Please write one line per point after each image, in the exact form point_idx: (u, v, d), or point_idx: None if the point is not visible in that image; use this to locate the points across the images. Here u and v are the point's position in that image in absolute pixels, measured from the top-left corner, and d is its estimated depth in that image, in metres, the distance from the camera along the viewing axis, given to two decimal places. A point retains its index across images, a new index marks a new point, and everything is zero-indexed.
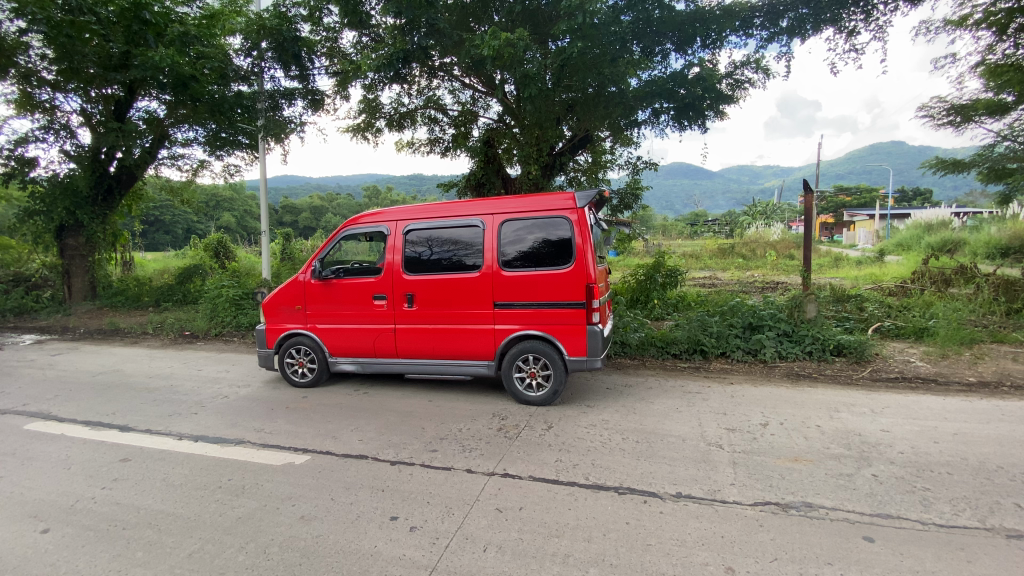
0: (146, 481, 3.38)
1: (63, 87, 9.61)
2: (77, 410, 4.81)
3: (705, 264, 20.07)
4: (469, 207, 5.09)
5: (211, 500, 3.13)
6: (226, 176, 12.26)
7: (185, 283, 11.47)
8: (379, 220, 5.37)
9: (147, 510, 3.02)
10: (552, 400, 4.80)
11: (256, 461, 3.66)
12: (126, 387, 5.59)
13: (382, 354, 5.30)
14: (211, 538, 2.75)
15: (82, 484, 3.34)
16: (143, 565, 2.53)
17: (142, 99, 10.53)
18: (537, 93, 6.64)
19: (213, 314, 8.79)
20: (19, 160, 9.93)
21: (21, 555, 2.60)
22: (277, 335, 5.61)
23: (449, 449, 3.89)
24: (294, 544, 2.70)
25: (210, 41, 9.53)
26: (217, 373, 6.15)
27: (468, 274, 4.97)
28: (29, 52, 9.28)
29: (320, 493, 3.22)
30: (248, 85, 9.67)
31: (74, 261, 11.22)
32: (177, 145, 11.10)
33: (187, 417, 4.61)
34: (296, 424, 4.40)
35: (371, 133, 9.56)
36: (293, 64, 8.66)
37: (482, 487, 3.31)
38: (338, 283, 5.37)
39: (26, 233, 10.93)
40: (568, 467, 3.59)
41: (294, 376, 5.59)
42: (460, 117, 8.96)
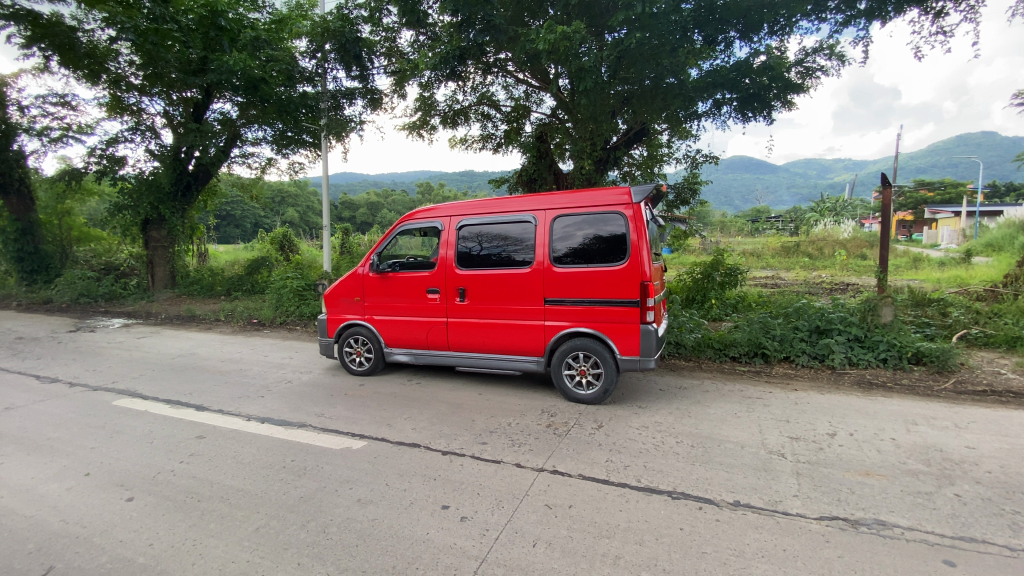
0: (217, 457, 3.62)
1: (149, 92, 10.44)
2: (159, 388, 5.23)
3: (766, 263, 19.12)
4: (520, 202, 5.08)
5: (274, 479, 3.30)
6: (291, 174, 12.94)
7: (253, 273, 12.18)
8: (433, 215, 5.47)
9: (219, 485, 3.23)
10: (602, 399, 4.72)
11: (316, 444, 3.83)
12: (201, 368, 6.02)
13: (434, 346, 5.40)
14: (276, 515, 2.90)
15: (163, 457, 3.62)
16: (215, 536, 2.70)
17: (217, 100, 11.23)
18: (592, 87, 6.52)
19: (278, 303, 9.29)
20: (110, 159, 10.96)
21: (109, 521, 2.85)
22: (336, 325, 5.85)
23: (499, 442, 3.91)
24: (351, 526, 2.80)
25: (278, 45, 10.00)
26: (281, 360, 6.50)
27: (518, 270, 4.97)
28: (118, 58, 10.16)
29: (375, 478, 3.33)
30: (312, 86, 10.11)
31: (157, 252, 12.19)
32: (248, 144, 11.80)
33: (254, 399, 4.90)
34: (352, 411, 4.57)
35: (426, 130, 9.71)
36: (354, 64, 9.05)
37: (531, 483, 3.30)
38: (393, 277, 5.53)
39: (116, 226, 11.92)
40: (619, 468, 3.52)
41: (352, 365, 5.81)
42: (513, 112, 8.94)
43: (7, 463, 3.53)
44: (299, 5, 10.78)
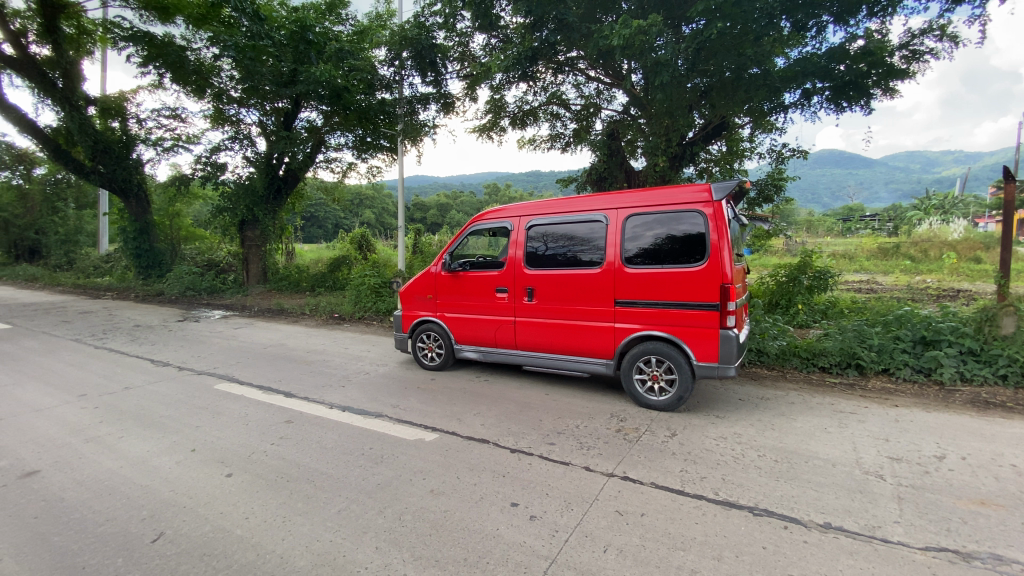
0: (303, 441, 3.88)
1: (246, 103, 11.39)
2: (253, 375, 5.69)
3: (859, 266, 17.55)
4: (591, 202, 5.01)
5: (354, 465, 3.48)
6: (369, 177, 13.62)
7: (334, 271, 12.96)
8: (502, 215, 5.53)
9: (305, 467, 3.46)
10: (675, 406, 4.53)
11: (392, 434, 4.00)
12: (289, 358, 6.49)
13: (503, 345, 5.45)
14: (355, 499, 3.06)
15: (258, 438, 3.94)
16: (302, 515, 2.89)
17: (304, 109, 12.02)
18: (669, 82, 6.29)
19: (356, 299, 9.82)
20: (213, 165, 12.11)
21: (212, 493, 3.14)
22: (410, 321, 6.07)
23: (567, 444, 3.87)
24: (424, 515, 2.88)
25: (359, 55, 10.50)
26: (360, 352, 6.86)
27: (587, 271, 4.91)
28: (221, 74, 11.24)
29: (447, 471, 3.41)
30: (390, 93, 10.52)
31: (252, 250, 13.29)
32: (331, 149, 12.56)
33: (336, 388, 5.21)
34: (425, 404, 4.72)
35: (497, 132, 9.83)
36: (429, 69, 9.35)
37: (601, 487, 3.23)
38: (463, 276, 5.65)
39: (218, 226, 13.16)
40: (695, 479, 3.36)
41: (424, 360, 6.01)
42: (584, 110, 8.83)
43: (129, 436, 3.99)
44: (379, 15, 11.29)
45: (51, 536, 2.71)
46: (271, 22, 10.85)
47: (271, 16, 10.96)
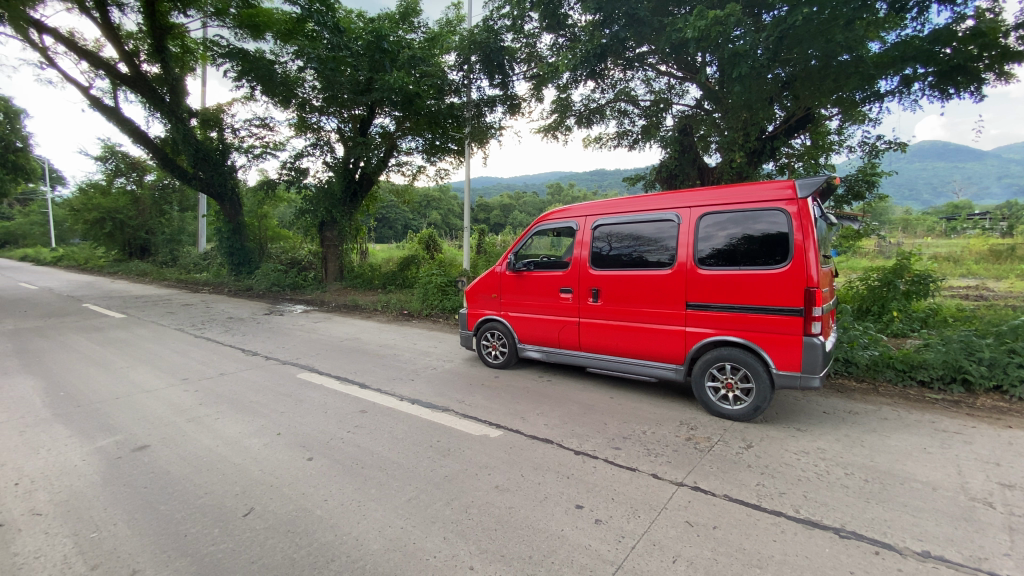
0: (375, 431, 4.07)
1: (326, 112, 12.14)
2: (330, 366, 6.05)
3: (966, 271, 15.77)
4: (662, 201, 4.86)
5: (423, 456, 3.60)
6: (437, 179, 14.04)
7: (404, 269, 13.50)
8: (568, 215, 5.50)
9: (377, 455, 3.63)
10: (751, 417, 4.29)
11: (458, 429, 4.10)
12: (363, 351, 6.84)
13: (567, 346, 5.41)
14: (424, 489, 3.16)
15: (335, 426, 4.18)
16: (375, 500, 3.03)
17: (379, 116, 12.60)
18: (748, 74, 5.98)
19: (424, 297, 10.16)
20: (297, 171, 13.06)
21: (295, 475, 3.37)
22: (475, 319, 6.18)
23: (634, 449, 3.78)
24: (490, 510, 2.93)
25: (430, 61, 10.84)
26: (427, 348, 7.10)
27: (656, 271, 4.77)
28: (305, 85, 12.10)
29: (512, 468, 3.45)
30: (459, 97, 10.79)
31: (330, 249, 14.13)
32: (402, 153, 13.06)
33: (405, 382, 5.41)
34: (489, 400, 4.79)
35: (562, 131, 9.79)
36: (497, 72, 9.50)
37: (670, 496, 3.12)
38: (527, 276, 5.67)
39: (300, 227, 14.16)
40: (773, 494, 3.17)
41: (489, 357, 6.09)
42: (653, 106, 8.57)
43: (223, 418, 4.38)
44: (449, 21, 11.59)
45: (160, 504, 3.03)
46: (349, 33, 11.50)
47: (349, 28, 11.64)
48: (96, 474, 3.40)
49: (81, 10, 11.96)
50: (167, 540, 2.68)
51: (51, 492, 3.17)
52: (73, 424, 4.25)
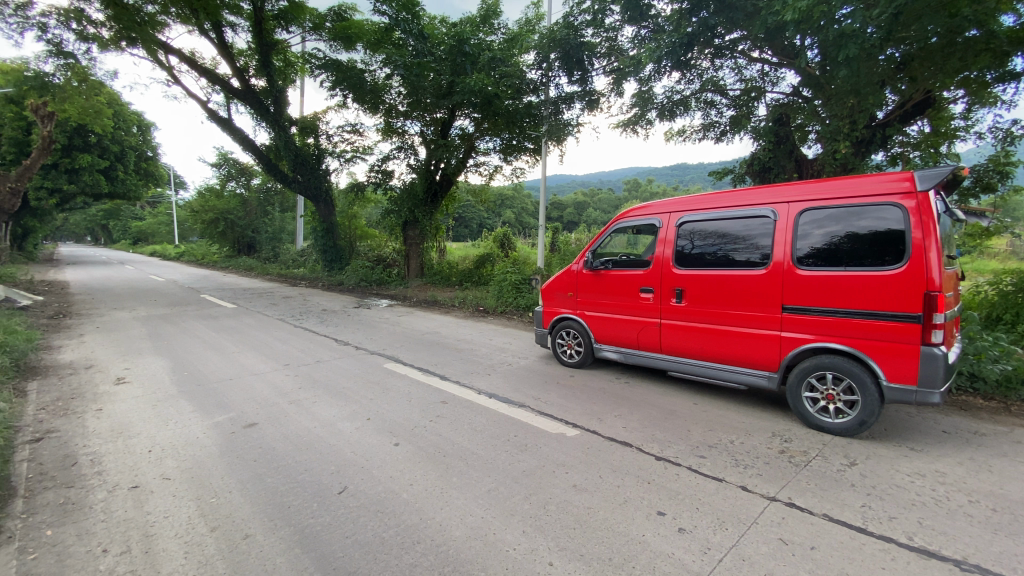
0: (456, 422, 4.21)
1: (410, 116, 12.78)
2: (412, 358, 6.34)
3: None
4: (755, 196, 4.58)
5: (501, 450, 3.67)
6: (513, 178, 14.21)
7: (480, 267, 13.83)
8: (649, 212, 5.35)
9: (458, 445, 3.75)
10: (856, 432, 3.91)
11: (536, 425, 4.13)
12: (442, 345, 7.09)
13: (647, 347, 5.24)
14: (503, 482, 3.21)
15: (419, 415, 4.37)
16: (456, 489, 3.13)
17: (459, 118, 12.97)
18: (857, 56, 5.46)
19: (500, 294, 10.35)
20: (384, 173, 13.91)
21: (383, 458, 3.57)
22: (551, 317, 6.16)
23: (720, 459, 3.59)
24: (568, 509, 2.92)
25: (510, 61, 10.96)
26: (503, 344, 7.21)
27: (748, 271, 4.49)
28: (391, 91, 12.81)
29: (591, 468, 3.41)
30: (537, 95, 10.82)
31: (412, 248, 14.78)
32: (480, 154, 13.35)
33: (483, 376, 5.53)
34: (566, 399, 4.77)
35: (642, 126, 9.51)
36: (577, 68, 9.43)
37: (761, 511, 2.93)
38: (605, 275, 5.56)
39: (386, 226, 14.99)
40: (881, 518, 2.87)
41: (564, 356, 6.06)
42: (744, 96, 8.07)
43: (319, 401, 4.74)
44: (529, 21, 11.60)
45: (267, 477, 3.33)
46: (433, 39, 11.98)
47: (433, 34, 12.11)
48: (214, 446, 3.81)
49: (201, 32, 13.40)
50: (273, 510, 2.95)
51: (178, 460, 3.60)
52: (195, 401, 4.80)
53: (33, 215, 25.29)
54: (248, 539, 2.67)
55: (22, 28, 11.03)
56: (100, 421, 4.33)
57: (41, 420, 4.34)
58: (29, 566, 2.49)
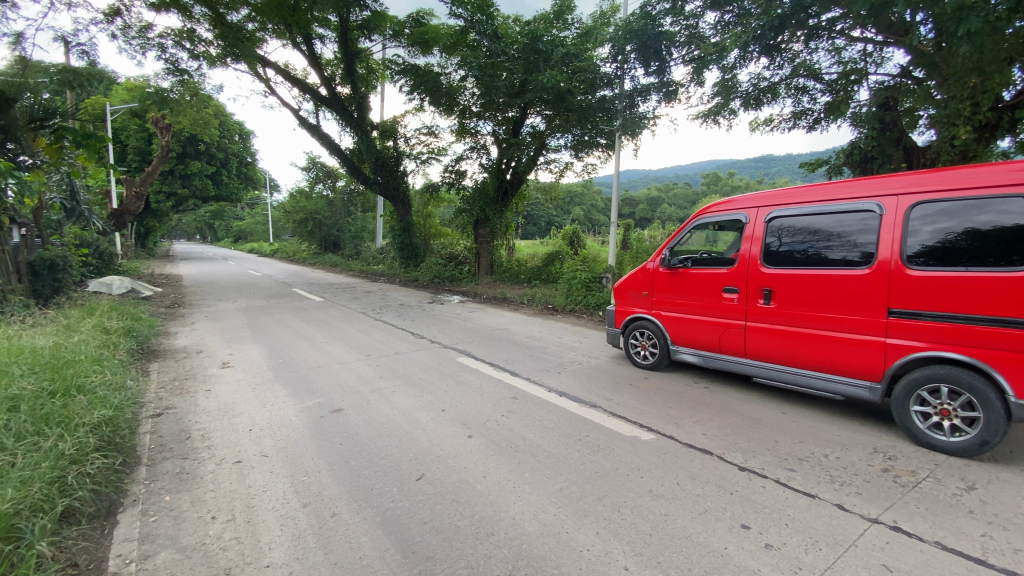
0: (527, 418, 4.24)
1: (483, 116, 13.07)
2: (484, 353, 6.46)
3: None
4: (857, 189, 4.18)
5: (573, 449, 3.64)
6: (585, 175, 14.03)
7: (549, 265, 13.81)
8: (733, 208, 5.07)
9: (530, 442, 3.77)
10: (976, 454, 3.46)
11: (609, 426, 4.05)
12: (513, 342, 7.16)
13: (729, 351, 4.95)
14: (575, 481, 3.18)
15: (491, 409, 4.44)
16: (529, 484, 3.14)
17: (530, 116, 12.99)
18: (980, 30, 4.81)
19: (570, 292, 10.28)
20: (457, 173, 14.29)
21: (457, 450, 3.66)
22: (624, 317, 5.97)
23: (811, 473, 3.33)
24: (643, 514, 2.83)
25: (583, 56, 10.79)
26: (573, 342, 7.15)
27: (848, 271, 4.12)
28: (465, 92, 13.13)
29: (667, 474, 3.29)
30: (611, 89, 10.56)
31: (483, 246, 15.07)
32: (551, 151, 13.30)
33: (553, 374, 5.51)
34: (639, 401, 4.64)
35: (725, 116, 9.01)
36: (654, 59, 9.12)
37: (860, 532, 2.68)
38: (684, 273, 5.32)
39: (458, 224, 15.41)
40: (1009, 551, 2.52)
41: (637, 358, 5.87)
42: (842, 80, 7.42)
43: (398, 391, 4.96)
44: (604, 13, 11.33)
45: (351, 460, 3.54)
46: (506, 39, 12.08)
47: (507, 33, 12.22)
48: (304, 429, 4.11)
49: (294, 45, 14.47)
50: (357, 491, 3.12)
51: (274, 439, 3.92)
52: (288, 386, 5.20)
53: (154, 216, 28.67)
54: (335, 517, 2.85)
55: (146, 49, 12.49)
56: (209, 401, 4.82)
57: (162, 397, 4.90)
58: (152, 526, 2.82)
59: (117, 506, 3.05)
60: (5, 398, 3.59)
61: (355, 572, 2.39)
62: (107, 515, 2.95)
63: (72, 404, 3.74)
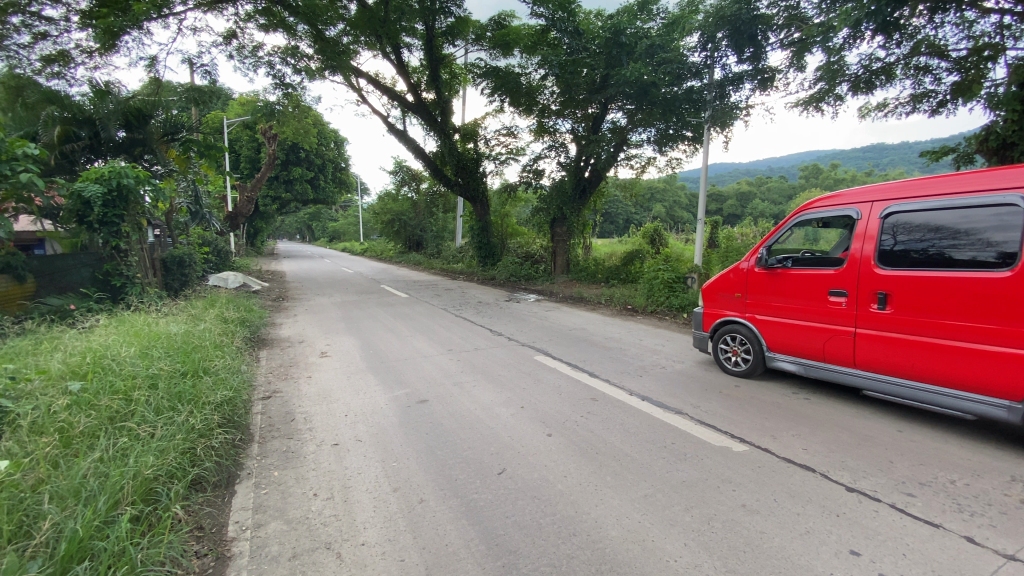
0: (608, 420, 4.16)
1: (563, 113, 12.95)
2: (562, 352, 6.44)
3: None
4: (994, 179, 3.65)
5: (658, 456, 3.51)
6: (668, 169, 13.48)
7: (628, 265, 13.45)
8: (841, 203, 4.62)
9: (611, 445, 3.70)
10: None
11: (696, 434, 3.87)
12: (592, 342, 7.07)
13: (834, 360, 4.53)
14: (661, 489, 3.07)
15: (571, 409, 4.41)
16: (611, 488, 3.09)
17: (610, 111, 12.72)
18: None
19: (651, 293, 9.95)
20: (535, 172, 14.36)
21: (537, 447, 3.67)
22: (713, 320, 5.65)
23: (933, 500, 2.95)
24: (736, 529, 2.67)
25: (670, 46, 10.39)
26: (655, 345, 6.92)
27: (984, 274, 3.60)
28: (545, 91, 13.15)
29: (762, 489, 3.08)
30: (700, 80, 10.08)
31: (560, 245, 15.02)
32: (632, 147, 12.95)
33: (635, 377, 5.37)
34: (730, 410, 4.38)
35: (829, 103, 8.23)
36: (748, 45, 8.56)
37: (997, 570, 2.34)
38: (782, 274, 4.94)
39: (535, 224, 15.47)
40: None
41: (727, 364, 5.54)
42: (974, 56, 6.52)
43: (479, 386, 5.08)
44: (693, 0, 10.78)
45: (436, 450, 3.68)
46: (588, 34, 11.92)
47: (588, 28, 12.06)
48: (393, 417, 4.34)
49: (384, 55, 15.31)
50: (442, 480, 3.24)
51: (367, 425, 4.17)
52: (379, 376, 5.52)
53: (262, 217, 31.73)
54: (422, 504, 2.98)
55: (257, 66, 13.82)
56: (310, 387, 5.25)
57: (270, 382, 5.41)
58: (264, 498, 3.13)
59: (234, 476, 3.41)
60: (147, 376, 4.14)
61: (441, 559, 2.48)
62: (228, 485, 3.30)
63: (200, 385, 4.24)
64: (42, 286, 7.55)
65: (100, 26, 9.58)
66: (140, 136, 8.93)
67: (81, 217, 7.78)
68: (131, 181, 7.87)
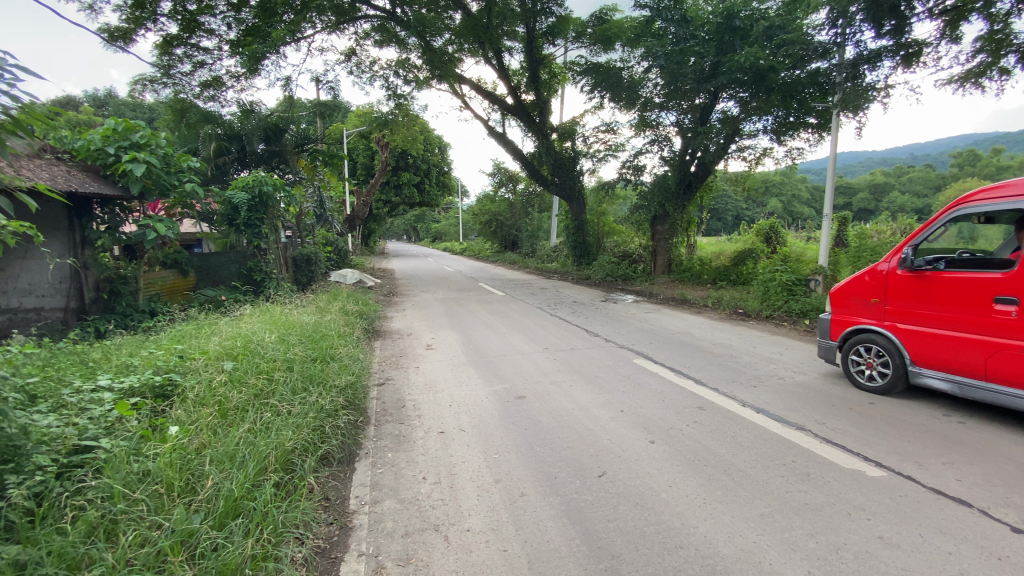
0: (717, 431, 3.92)
1: (667, 106, 12.10)
2: (665, 356, 6.19)
3: None
4: None
5: (776, 474, 3.24)
6: (789, 160, 12.29)
7: (739, 265, 12.53)
8: (1011, 194, 3.91)
9: (721, 458, 3.48)
10: None
11: (820, 454, 3.51)
12: (697, 347, 6.71)
13: (1000, 379, 3.86)
14: (779, 510, 2.83)
15: (675, 416, 4.23)
16: (721, 503, 2.91)
17: (721, 101, 11.95)
18: None
19: (766, 296, 9.23)
20: (636, 168, 13.90)
21: (638, 453, 3.58)
22: (842, 328, 5.07)
23: None
24: (871, 562, 2.39)
25: (793, 26, 9.52)
26: (770, 353, 6.39)
27: None
28: (648, 84, 12.68)
29: (905, 521, 2.71)
30: (826, 61, 9.02)
31: (661, 243, 14.47)
32: (745, 137, 12.06)
33: (747, 387, 4.99)
34: (862, 430, 3.91)
35: (994, 78, 6.99)
36: (888, 17, 7.57)
37: None
38: (932, 278, 4.29)
39: (635, 222, 15.00)
40: None
41: (859, 378, 4.93)
42: None
43: (577, 386, 5.06)
44: None
45: (536, 447, 3.73)
46: (697, 21, 11.32)
47: (697, 15, 11.44)
48: (494, 411, 4.48)
49: (487, 60, 15.80)
50: (542, 477, 3.29)
51: (470, 417, 4.35)
52: (480, 370, 5.72)
53: (375, 220, 34.39)
54: (523, 498, 3.05)
55: (373, 80, 14.99)
56: (419, 377, 5.59)
57: (384, 370, 5.86)
58: (379, 477, 3.40)
59: (355, 455, 3.75)
60: (284, 360, 4.69)
61: (544, 554, 2.52)
62: (349, 462, 3.64)
63: (325, 371, 4.72)
64: (201, 279, 8.88)
65: (247, 54, 11.02)
66: (278, 147, 10.14)
67: (231, 220, 9.00)
68: (270, 187, 9.03)
